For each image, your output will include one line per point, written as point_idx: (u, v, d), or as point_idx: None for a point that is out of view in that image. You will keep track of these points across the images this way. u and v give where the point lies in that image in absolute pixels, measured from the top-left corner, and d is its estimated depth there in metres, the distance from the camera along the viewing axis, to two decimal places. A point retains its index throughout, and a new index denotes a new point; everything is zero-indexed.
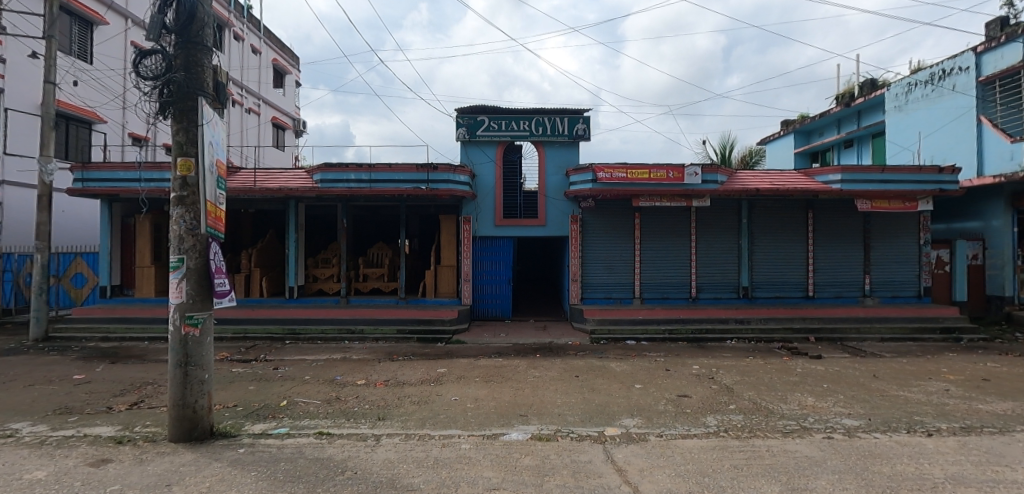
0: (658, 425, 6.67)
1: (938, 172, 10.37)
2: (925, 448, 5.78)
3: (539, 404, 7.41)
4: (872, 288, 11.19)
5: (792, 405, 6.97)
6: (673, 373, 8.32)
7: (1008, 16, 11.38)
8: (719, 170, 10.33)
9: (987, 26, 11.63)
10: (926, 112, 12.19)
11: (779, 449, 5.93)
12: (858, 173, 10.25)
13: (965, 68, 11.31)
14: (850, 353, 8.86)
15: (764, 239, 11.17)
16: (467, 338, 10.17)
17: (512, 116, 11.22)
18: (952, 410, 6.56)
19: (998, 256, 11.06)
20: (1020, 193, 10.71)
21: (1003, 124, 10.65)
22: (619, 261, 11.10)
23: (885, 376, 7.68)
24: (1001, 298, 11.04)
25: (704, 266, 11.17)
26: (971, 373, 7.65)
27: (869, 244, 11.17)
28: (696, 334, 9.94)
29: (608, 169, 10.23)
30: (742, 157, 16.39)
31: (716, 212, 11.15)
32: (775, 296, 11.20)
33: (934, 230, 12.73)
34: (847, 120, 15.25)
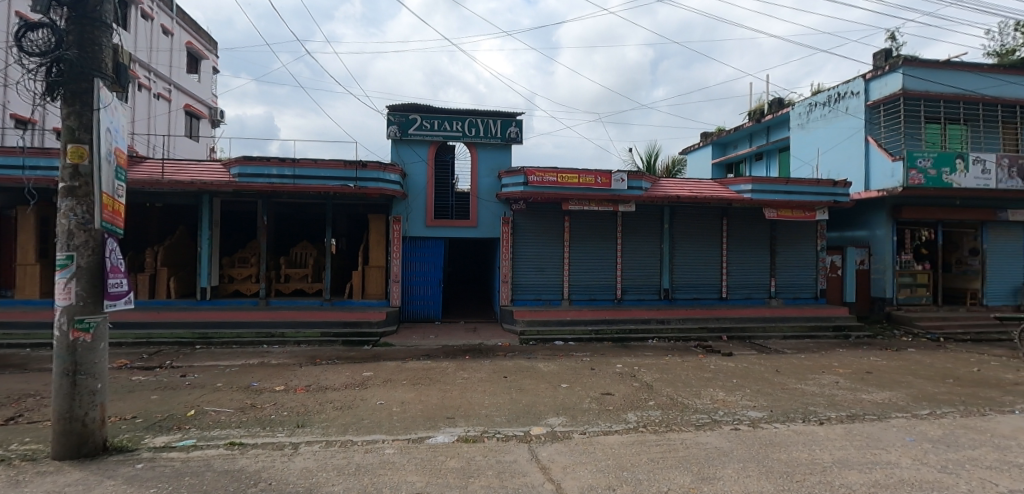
0: (581, 423, 6.83)
1: (833, 185, 11.46)
2: (818, 435, 6.35)
3: (466, 405, 7.36)
4: (777, 290, 12.15)
5: (705, 400, 7.40)
6: (597, 372, 8.56)
7: (891, 49, 12.83)
8: (643, 177, 10.81)
9: (873, 56, 13.04)
10: (824, 131, 13.47)
11: (692, 441, 6.27)
12: (766, 183, 11.13)
13: (856, 93, 12.62)
14: (757, 350, 9.56)
15: (683, 244, 11.81)
16: (395, 340, 9.93)
17: (445, 116, 11.13)
18: (841, 400, 7.23)
19: (881, 262, 12.37)
20: (899, 206, 12.05)
21: (885, 145, 11.95)
22: (549, 264, 11.30)
23: (786, 371, 8.34)
24: (883, 299, 12.27)
25: (629, 269, 11.62)
26: (857, 366, 8.49)
27: (775, 249, 12.11)
28: (621, 334, 10.29)
29: (539, 172, 10.41)
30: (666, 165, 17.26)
31: (640, 217, 11.65)
32: (693, 297, 11.88)
33: (830, 239, 14.04)
34: (758, 134, 16.52)
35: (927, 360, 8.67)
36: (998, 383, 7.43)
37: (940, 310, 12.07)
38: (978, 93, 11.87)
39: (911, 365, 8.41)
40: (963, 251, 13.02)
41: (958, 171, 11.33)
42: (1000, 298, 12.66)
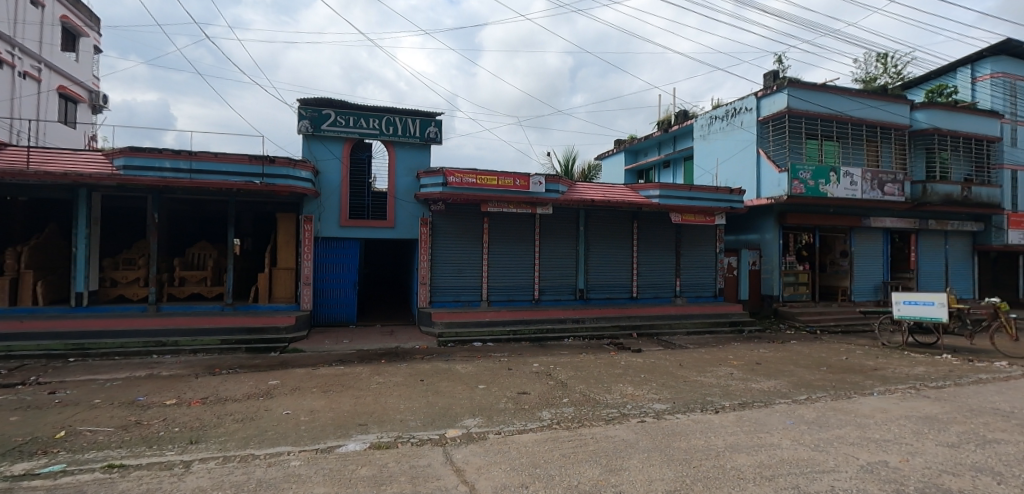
0: (497, 423, 6.88)
1: (730, 193, 12.50)
2: (713, 423, 6.86)
3: (380, 411, 7.14)
4: (682, 289, 13.01)
5: (615, 395, 7.73)
6: (514, 371, 8.67)
7: (778, 71, 14.23)
8: (560, 181, 11.13)
9: (764, 77, 14.39)
10: (723, 142, 14.64)
11: (602, 435, 6.53)
12: (672, 190, 11.89)
13: (749, 109, 13.84)
14: (663, 345, 10.16)
15: (598, 245, 12.30)
16: (305, 346, 9.42)
17: (361, 113, 10.77)
18: (734, 390, 7.86)
19: (769, 263, 13.65)
20: (784, 213, 13.38)
21: (773, 157, 13.21)
22: (468, 265, 11.29)
23: (687, 365, 8.94)
24: (771, 296, 13.54)
25: (546, 270, 11.91)
26: (748, 358, 9.29)
27: (680, 251, 12.96)
28: (538, 334, 10.51)
29: (458, 173, 10.37)
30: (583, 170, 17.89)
31: (557, 219, 11.97)
32: (607, 297, 12.39)
33: (728, 241, 15.28)
34: (666, 143, 17.63)
35: (806, 351, 9.68)
36: (862, 368, 8.45)
37: (817, 306, 13.54)
38: (848, 114, 13.46)
39: (793, 356, 9.35)
40: (835, 253, 14.71)
41: (832, 182, 12.79)
42: (865, 294, 14.43)
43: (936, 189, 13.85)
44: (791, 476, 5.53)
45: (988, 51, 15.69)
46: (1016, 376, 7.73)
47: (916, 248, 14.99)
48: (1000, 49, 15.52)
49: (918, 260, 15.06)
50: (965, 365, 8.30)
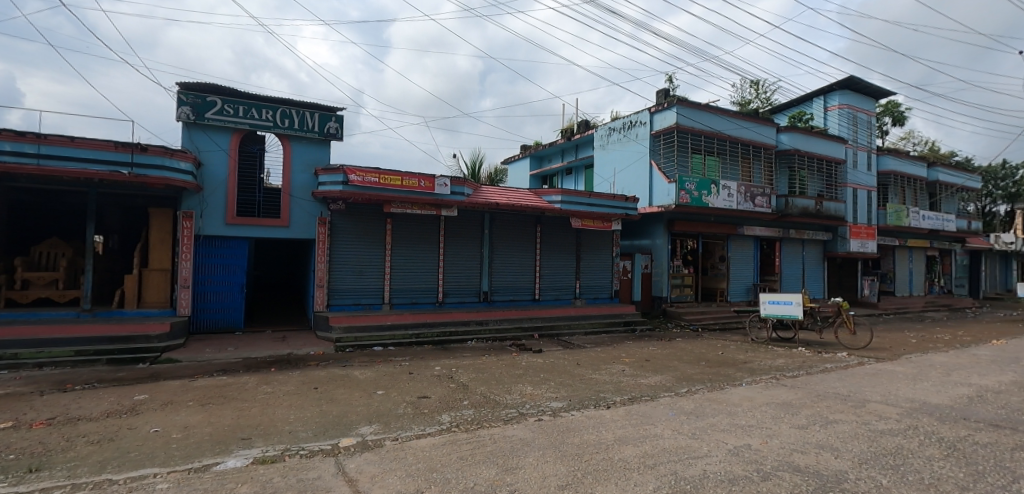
0: (394, 429, 6.70)
1: (625, 200, 13.35)
2: (604, 418, 7.24)
3: (267, 423, 6.66)
4: (581, 291, 13.63)
5: (514, 395, 7.89)
6: (415, 376, 8.53)
7: (669, 90, 15.46)
8: (466, 184, 11.19)
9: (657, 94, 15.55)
10: (620, 153, 15.60)
11: (499, 435, 6.63)
12: (573, 195, 12.42)
13: (643, 123, 14.87)
14: (562, 346, 10.56)
15: (502, 249, 12.50)
16: (181, 355, 8.54)
17: (252, 103, 10.04)
18: (625, 386, 8.35)
19: (659, 266, 14.74)
20: (673, 221, 14.52)
21: (664, 169, 14.31)
22: (369, 267, 10.93)
23: (584, 363, 9.35)
24: (660, 297, 14.60)
25: (450, 272, 11.88)
26: (639, 355, 9.93)
27: (580, 255, 13.58)
28: (441, 336, 10.42)
29: (360, 172, 10.02)
30: (490, 173, 18.13)
31: (462, 222, 12.00)
32: (510, 299, 12.64)
33: (624, 246, 16.24)
34: (569, 151, 18.39)
35: (689, 347, 10.56)
36: (734, 362, 9.38)
37: (700, 306, 14.85)
38: (727, 133, 14.91)
39: (677, 352, 10.15)
40: (715, 258, 16.21)
41: (713, 194, 14.11)
42: (739, 295, 16.07)
43: (796, 203, 15.85)
44: (670, 464, 5.99)
45: (838, 86, 18.30)
46: (853, 364, 9.03)
47: (780, 254, 16.99)
48: (846, 85, 18.20)
49: (781, 265, 17.09)
50: (815, 356, 9.53)
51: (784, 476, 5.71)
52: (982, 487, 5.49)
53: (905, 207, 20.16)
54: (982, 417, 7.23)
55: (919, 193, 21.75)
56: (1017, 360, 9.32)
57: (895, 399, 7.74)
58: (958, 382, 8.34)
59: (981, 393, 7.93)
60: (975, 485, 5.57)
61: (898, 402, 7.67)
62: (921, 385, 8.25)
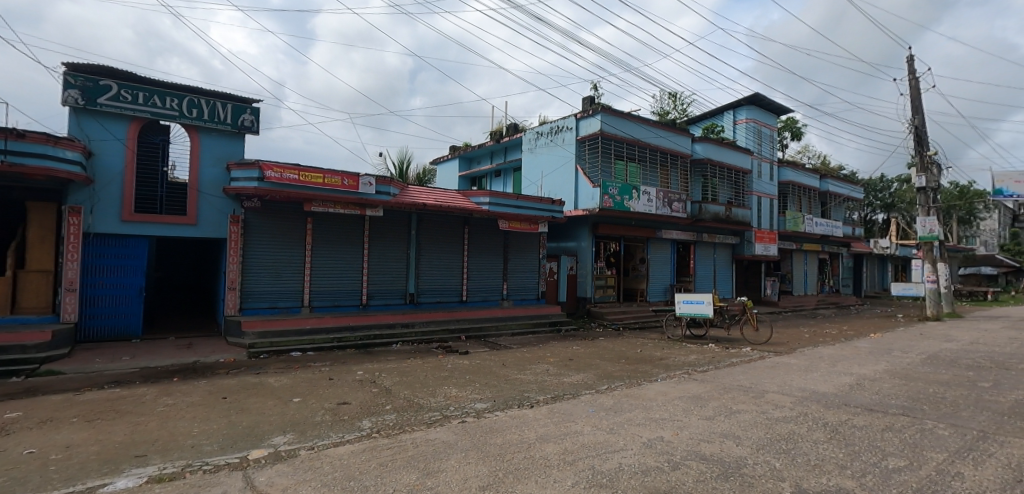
0: (310, 437, 6.41)
1: (551, 203, 13.71)
2: (527, 417, 7.37)
3: (166, 438, 6.13)
4: (509, 292, 13.81)
5: (438, 398, 7.84)
6: (335, 381, 8.23)
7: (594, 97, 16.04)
8: (391, 183, 11.00)
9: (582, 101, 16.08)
10: (548, 157, 15.96)
11: (422, 439, 6.54)
12: (501, 197, 12.53)
13: (569, 128, 15.32)
14: (489, 346, 10.63)
15: (429, 250, 12.38)
16: (66, 367, 7.67)
17: (155, 90, 9.25)
18: (549, 384, 8.54)
19: (584, 268, 15.24)
20: (598, 224, 15.06)
21: (589, 173, 14.82)
22: (287, 268, 10.42)
23: (510, 364, 9.46)
24: (585, 298, 15.09)
25: (375, 273, 11.61)
26: (563, 355, 10.21)
27: (508, 256, 13.75)
28: (364, 340, 10.13)
29: (277, 168, 9.52)
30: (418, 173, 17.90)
31: (388, 222, 11.76)
32: (437, 301, 12.54)
33: (551, 247, 16.62)
34: (498, 153, 18.54)
35: (610, 346, 10.98)
36: (651, 359, 9.89)
37: (621, 306, 15.54)
38: (647, 141, 15.70)
39: (599, 351, 10.52)
40: (636, 260, 16.94)
41: (634, 198, 14.79)
42: (657, 295, 16.99)
43: (708, 209, 16.97)
44: (588, 459, 6.20)
45: (745, 101, 19.80)
46: (755, 358, 9.84)
47: (694, 256, 18.14)
48: (753, 100, 19.75)
49: (695, 267, 18.25)
50: (722, 351, 10.26)
51: (692, 465, 6.09)
52: (858, 465, 6.16)
53: (801, 214, 22.14)
54: (860, 402, 8.13)
55: (813, 202, 24.03)
56: (888, 351, 10.58)
57: (789, 389, 8.50)
58: (841, 371, 9.31)
59: (860, 381, 8.90)
60: (852, 463, 6.23)
61: (791, 392, 8.43)
62: (811, 376, 9.13)
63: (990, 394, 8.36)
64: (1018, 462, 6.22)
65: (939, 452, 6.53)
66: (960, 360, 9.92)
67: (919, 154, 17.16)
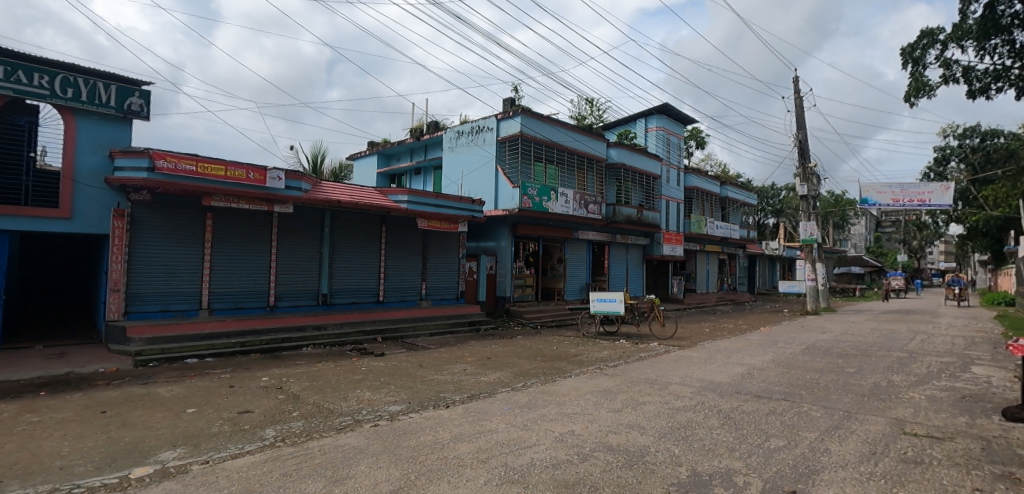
0: (204, 450, 5.94)
1: (471, 202, 13.80)
2: (442, 418, 7.34)
3: (28, 460, 5.40)
4: (427, 292, 13.74)
5: (350, 402, 7.60)
6: (236, 389, 7.72)
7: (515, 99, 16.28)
8: (303, 178, 10.49)
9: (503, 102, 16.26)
10: (469, 156, 16.00)
11: (330, 446, 6.29)
12: (421, 196, 12.38)
13: (490, 129, 15.46)
14: (406, 348, 10.46)
15: (344, 249, 12.01)
16: None
17: (20, 64, 8.12)
18: (465, 384, 8.57)
19: (503, 268, 15.46)
20: (517, 224, 15.34)
21: (509, 174, 15.04)
22: (182, 268, 9.62)
23: (426, 364, 9.37)
24: (504, 297, 15.32)
25: (284, 273, 11.04)
26: (481, 354, 10.27)
27: (426, 255, 13.68)
28: (271, 344, 9.57)
29: (171, 158, 8.74)
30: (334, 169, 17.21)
31: (298, 219, 11.23)
32: (351, 302, 12.17)
33: (471, 247, 16.68)
34: (418, 151, 18.30)
35: (528, 344, 11.23)
36: (566, 356, 10.23)
37: (539, 305, 15.93)
38: (565, 144, 16.21)
39: (517, 349, 10.71)
40: (554, 260, 17.42)
41: (552, 200, 15.21)
42: (573, 294, 17.61)
43: (622, 211, 17.86)
44: (501, 456, 6.30)
45: (656, 110, 21.02)
46: (661, 352, 10.49)
47: (608, 256, 19.05)
48: (662, 110, 21.04)
49: (609, 266, 19.14)
50: (632, 347, 10.84)
51: (599, 456, 6.38)
52: (745, 447, 6.78)
53: (703, 217, 23.96)
54: (749, 390, 8.94)
55: (713, 207, 26.10)
56: (775, 343, 11.73)
57: (690, 380, 9.15)
58: (734, 362, 10.18)
59: (750, 371, 9.79)
60: (740, 446, 6.84)
61: (692, 383, 9.10)
62: (708, 367, 9.90)
63: (854, 378, 9.54)
64: (873, 437, 7.15)
65: (812, 432, 7.35)
66: (832, 350, 11.22)
67: (802, 166, 19.17)
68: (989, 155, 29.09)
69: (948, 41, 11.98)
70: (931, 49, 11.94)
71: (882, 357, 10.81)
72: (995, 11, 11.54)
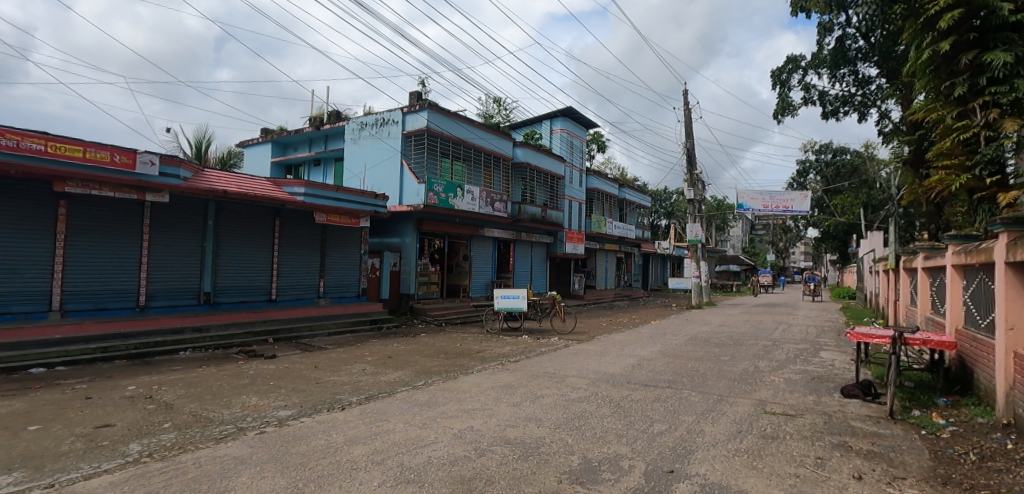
0: (51, 473, 5.21)
1: (373, 196, 13.50)
2: (336, 421, 7.08)
3: None
4: (326, 290, 13.18)
5: (234, 409, 7.08)
6: (95, 400, 6.86)
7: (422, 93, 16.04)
8: (181, 164, 9.63)
9: (410, 95, 15.95)
10: (372, 148, 15.55)
11: (208, 457, 5.79)
12: (317, 189, 11.87)
13: (396, 122, 15.10)
14: (300, 349, 9.94)
15: (231, 244, 11.14)
16: None
17: None
18: (363, 385, 8.34)
19: (407, 265, 15.23)
20: (422, 221, 15.19)
21: (415, 169, 14.82)
22: (27, 264, 8.33)
23: (322, 366, 8.98)
24: (408, 295, 15.12)
25: (158, 270, 10.00)
26: (382, 353, 10.05)
27: (325, 251, 13.13)
28: (141, 348, 8.64)
29: (12, 133, 7.52)
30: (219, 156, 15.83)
31: (176, 210, 10.23)
32: (238, 300, 11.33)
33: (374, 243, 16.22)
34: (317, 141, 17.42)
35: (431, 341, 11.18)
36: (469, 352, 10.33)
37: (444, 302, 15.90)
38: (472, 141, 16.27)
39: (419, 347, 10.62)
40: (459, 257, 17.48)
41: (458, 197, 15.23)
42: (479, 291, 17.80)
43: (527, 210, 18.34)
44: (397, 456, 6.23)
45: (560, 112, 21.77)
46: (560, 346, 10.97)
47: (513, 254, 19.45)
48: (567, 113, 21.83)
49: (514, 263, 19.56)
50: (534, 342, 11.21)
51: (497, 450, 6.54)
52: (632, 433, 7.31)
53: (603, 218, 25.34)
54: (638, 379, 9.62)
55: (612, 208, 27.67)
56: (662, 335, 12.74)
57: (586, 373, 9.65)
58: (626, 354, 10.91)
59: (639, 361, 10.54)
60: (628, 432, 7.36)
61: (587, 374, 9.60)
62: (603, 359, 10.51)
63: (727, 365, 10.64)
64: (740, 417, 8.04)
65: (690, 415, 8.10)
66: (710, 340, 12.43)
67: (690, 172, 20.91)
68: (838, 169, 33.49)
69: (808, 68, 13.70)
70: (794, 74, 13.59)
71: (750, 345, 12.17)
72: (844, 45, 13.41)
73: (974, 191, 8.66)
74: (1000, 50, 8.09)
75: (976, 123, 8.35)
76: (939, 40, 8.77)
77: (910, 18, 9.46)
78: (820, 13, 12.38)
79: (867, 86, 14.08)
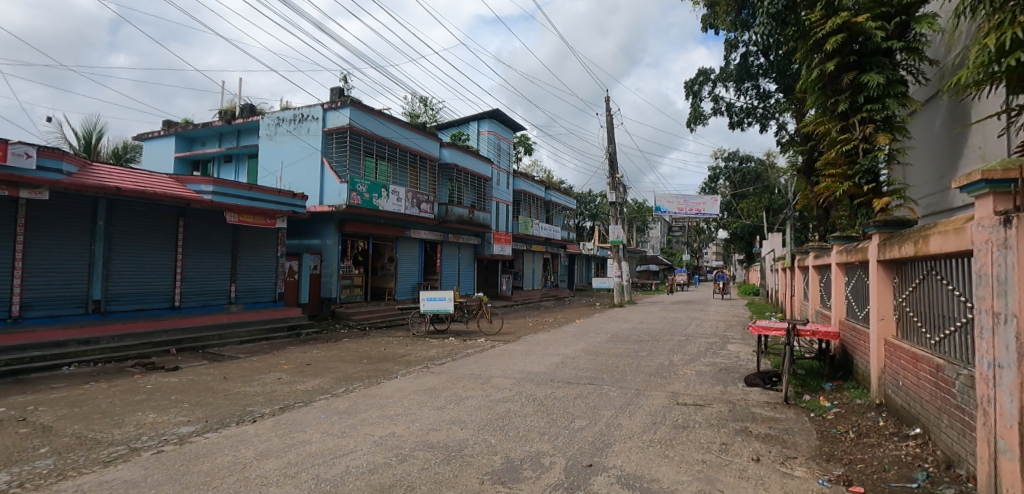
0: None
1: (290, 196, 12.89)
2: (246, 434, 6.70)
3: None
4: (237, 295, 12.41)
5: (126, 428, 6.48)
6: None
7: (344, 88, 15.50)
8: (63, 157, 8.66)
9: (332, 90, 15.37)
10: (290, 145, 14.83)
11: (93, 483, 5.26)
12: (227, 187, 11.12)
13: (316, 118, 14.49)
14: (208, 359, 9.30)
15: (125, 247, 10.19)
16: None
17: None
18: (278, 394, 7.95)
19: (328, 267, 14.69)
20: (344, 222, 14.72)
21: (337, 168, 14.31)
22: None
23: (232, 376, 8.47)
24: (329, 299, 14.59)
25: (35, 277, 8.92)
26: (299, 360, 9.63)
27: (236, 254, 12.36)
28: (14, 365, 7.68)
29: None
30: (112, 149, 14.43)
31: (58, 209, 9.18)
32: (134, 308, 10.39)
33: (291, 245, 15.48)
34: (228, 136, 16.35)
35: (353, 346, 10.86)
36: (393, 357, 10.15)
37: (368, 305, 15.50)
38: (397, 140, 15.95)
39: (341, 353, 10.29)
40: (384, 259, 17.15)
41: (383, 197, 14.90)
42: (405, 293, 17.53)
43: (454, 211, 18.30)
44: (313, 468, 5.99)
45: (488, 115, 21.89)
46: (486, 347, 11.07)
47: (440, 255, 19.33)
48: (494, 115, 22.00)
49: (441, 265, 19.44)
50: (459, 343, 11.23)
51: (418, 455, 6.49)
52: (553, 430, 7.53)
53: (530, 219, 25.82)
54: (561, 377, 9.91)
55: (539, 210, 28.27)
56: (585, 333, 13.21)
57: (511, 372, 9.80)
58: (551, 353, 11.20)
59: (563, 360, 10.87)
60: (549, 429, 7.57)
61: (512, 374, 9.76)
62: (528, 359, 10.73)
63: (644, 360, 11.24)
64: (655, 409, 8.52)
65: (608, 409, 8.49)
66: (630, 337, 13.06)
67: (613, 176, 21.83)
68: (744, 176, 36.42)
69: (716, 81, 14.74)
70: (705, 85, 14.58)
71: (666, 340, 12.93)
72: (747, 62, 14.56)
73: (855, 196, 9.78)
74: (874, 73, 9.10)
75: (855, 136, 9.41)
76: (825, 61, 9.75)
77: (801, 39, 10.42)
78: (727, 30, 13.38)
79: (766, 100, 15.39)
